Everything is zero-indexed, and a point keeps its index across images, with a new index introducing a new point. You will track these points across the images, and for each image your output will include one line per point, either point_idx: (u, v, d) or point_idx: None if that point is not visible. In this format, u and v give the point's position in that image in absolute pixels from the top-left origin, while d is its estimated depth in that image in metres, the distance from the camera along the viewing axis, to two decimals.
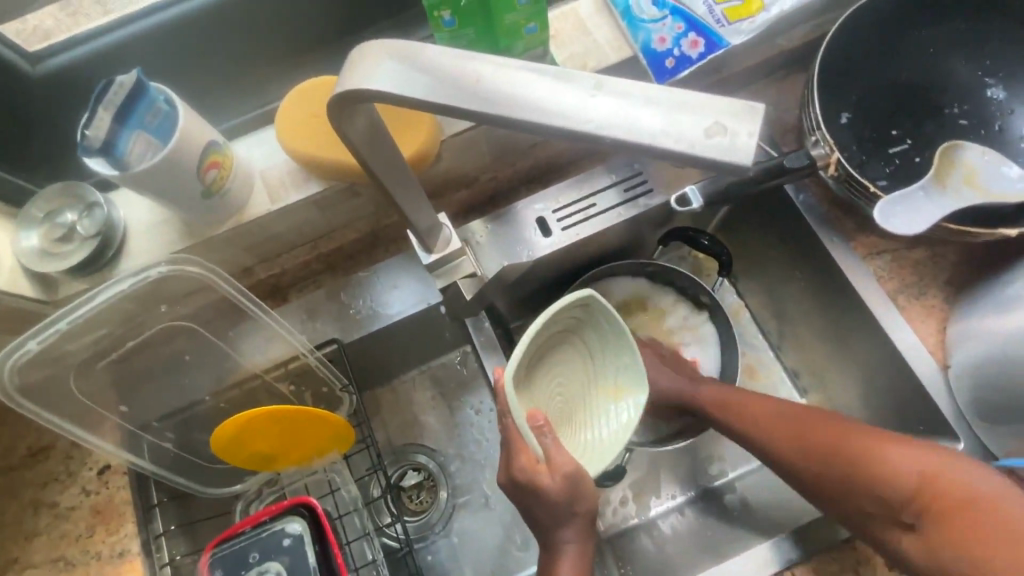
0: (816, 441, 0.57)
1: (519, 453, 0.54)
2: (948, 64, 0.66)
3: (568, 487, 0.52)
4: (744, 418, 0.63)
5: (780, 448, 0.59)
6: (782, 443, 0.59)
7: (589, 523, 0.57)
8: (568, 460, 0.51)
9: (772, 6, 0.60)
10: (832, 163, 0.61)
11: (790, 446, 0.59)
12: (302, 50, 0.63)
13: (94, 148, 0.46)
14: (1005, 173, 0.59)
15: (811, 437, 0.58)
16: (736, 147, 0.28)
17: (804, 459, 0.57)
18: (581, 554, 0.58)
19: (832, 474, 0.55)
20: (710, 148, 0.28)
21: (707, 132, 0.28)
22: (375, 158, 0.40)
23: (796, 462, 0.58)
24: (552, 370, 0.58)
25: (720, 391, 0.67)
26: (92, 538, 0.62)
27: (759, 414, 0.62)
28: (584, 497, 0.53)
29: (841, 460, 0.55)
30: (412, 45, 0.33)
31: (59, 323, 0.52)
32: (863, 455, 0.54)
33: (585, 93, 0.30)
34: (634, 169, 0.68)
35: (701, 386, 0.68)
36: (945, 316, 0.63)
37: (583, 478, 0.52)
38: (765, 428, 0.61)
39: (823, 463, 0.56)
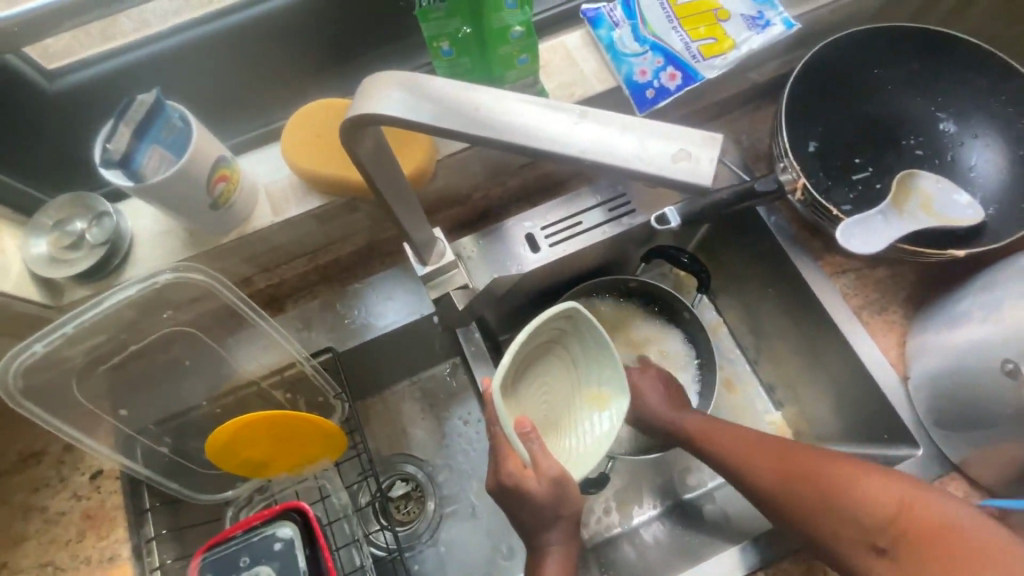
0: (796, 467, 0.59)
1: (506, 457, 0.56)
2: (904, 101, 0.72)
3: (553, 491, 0.54)
4: (723, 445, 0.64)
5: (760, 478, 0.60)
6: (761, 469, 0.60)
7: (572, 526, 0.60)
8: (549, 462, 0.53)
9: (743, 44, 0.64)
10: (799, 187, 0.65)
11: (770, 473, 0.60)
12: (308, 74, 0.67)
13: (113, 162, 0.50)
14: (957, 200, 0.64)
15: (788, 462, 0.59)
16: (699, 170, 0.31)
17: (783, 486, 0.58)
18: (565, 558, 0.60)
19: (814, 501, 0.56)
20: (677, 171, 0.31)
21: (673, 157, 0.32)
22: (378, 175, 0.44)
23: (774, 492, 0.59)
24: (537, 378, 0.61)
25: (698, 419, 0.68)
26: (83, 543, 0.63)
27: (737, 441, 0.64)
28: (570, 499, 0.56)
29: (821, 486, 0.56)
30: (418, 76, 0.37)
31: (66, 326, 0.55)
32: (841, 481, 0.56)
33: (570, 121, 0.34)
34: (618, 190, 0.73)
35: (680, 412, 0.70)
36: (904, 331, 0.68)
37: (565, 481, 0.54)
38: (742, 455, 0.63)
39: (804, 489, 0.57)
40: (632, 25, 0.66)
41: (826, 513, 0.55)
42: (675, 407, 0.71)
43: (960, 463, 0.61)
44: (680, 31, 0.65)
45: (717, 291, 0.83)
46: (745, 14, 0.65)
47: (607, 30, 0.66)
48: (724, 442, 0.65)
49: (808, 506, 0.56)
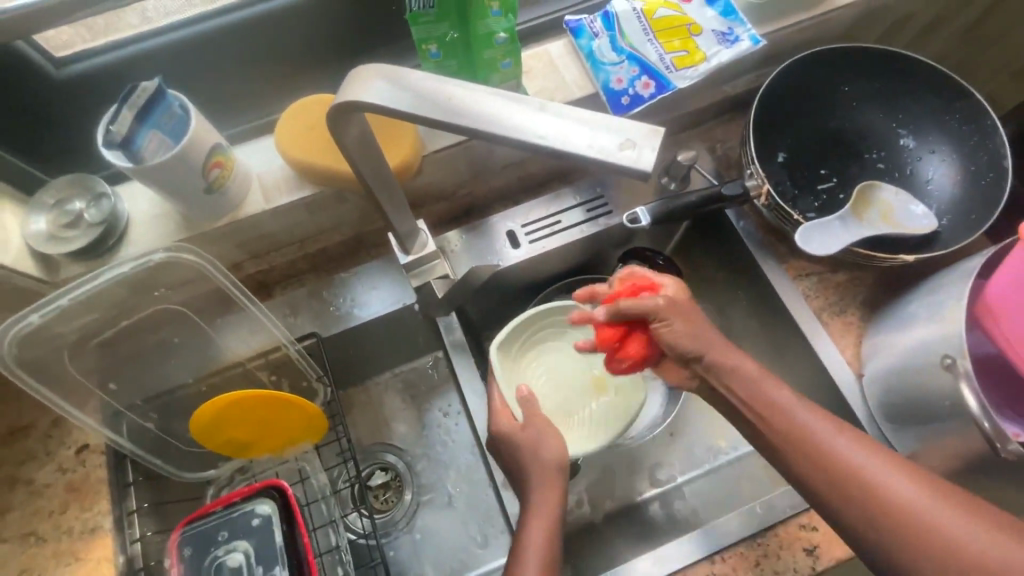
0: (907, 488, 0.48)
1: (498, 415, 0.64)
2: (867, 117, 0.76)
3: (530, 441, 0.61)
4: (816, 434, 0.52)
5: (855, 484, 0.49)
6: (862, 474, 0.49)
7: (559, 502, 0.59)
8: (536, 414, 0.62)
9: (713, 57, 0.68)
10: (764, 193, 0.69)
11: (871, 480, 0.49)
12: (305, 73, 0.71)
13: (116, 143, 0.53)
14: (913, 210, 0.69)
15: (900, 480, 0.48)
16: (642, 158, 0.35)
17: (884, 502, 0.48)
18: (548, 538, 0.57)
19: (916, 529, 0.46)
20: (622, 158, 0.35)
21: (620, 146, 0.35)
22: (364, 162, 0.47)
23: (867, 503, 0.48)
24: (544, 366, 0.72)
25: (788, 393, 0.55)
26: (66, 514, 0.64)
27: (840, 434, 0.51)
28: (547, 462, 0.60)
29: (935, 522, 0.46)
30: (400, 69, 0.40)
31: (62, 298, 0.58)
32: (909, 493, 0.47)
33: (531, 111, 0.37)
34: (597, 192, 0.77)
35: (767, 382, 0.56)
36: (861, 332, 0.72)
37: (543, 431, 0.61)
38: (803, 441, 0.52)
39: (908, 517, 0.47)
40: (610, 36, 0.70)
41: (926, 550, 0.46)
42: (757, 372, 0.57)
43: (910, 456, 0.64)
44: (656, 43, 0.69)
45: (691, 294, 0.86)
46: (716, 30, 0.69)
47: (588, 40, 0.70)
48: (817, 431, 0.52)
49: (907, 533, 0.46)
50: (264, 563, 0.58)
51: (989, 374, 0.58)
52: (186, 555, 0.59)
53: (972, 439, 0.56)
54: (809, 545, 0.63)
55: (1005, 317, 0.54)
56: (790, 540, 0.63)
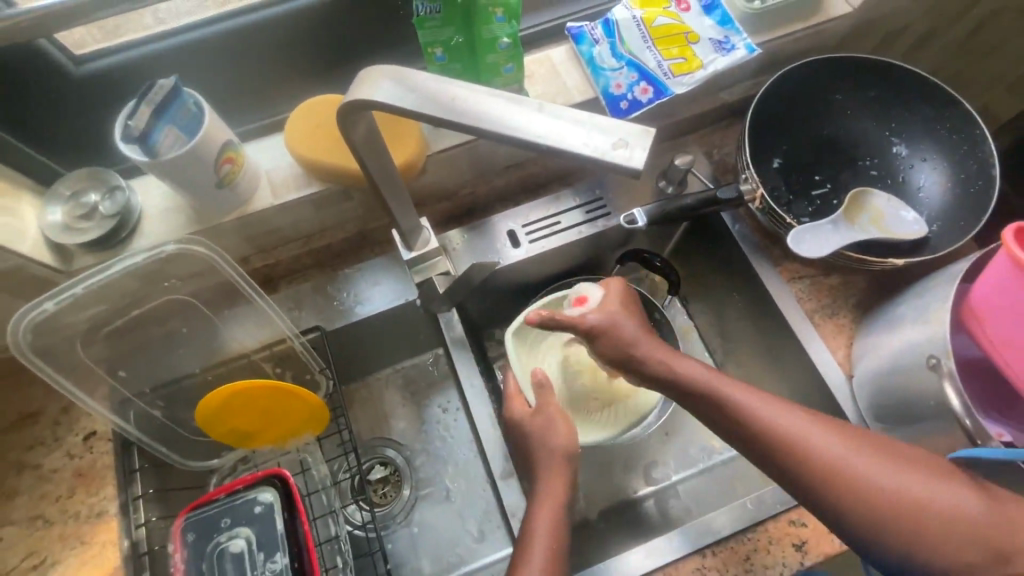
0: (865, 457, 0.51)
1: (512, 401, 0.69)
2: (861, 125, 0.78)
3: (542, 427, 0.65)
4: (770, 419, 0.54)
5: (824, 465, 0.51)
6: (826, 453, 0.51)
7: (566, 490, 0.62)
8: (548, 401, 0.66)
9: (710, 64, 0.70)
10: (758, 197, 0.71)
11: (836, 458, 0.51)
12: (314, 74, 0.73)
13: (133, 137, 0.55)
14: (904, 216, 0.70)
15: (857, 451, 0.51)
16: (633, 157, 0.36)
17: (852, 476, 0.50)
18: (552, 528, 0.58)
19: (887, 496, 0.49)
20: (615, 157, 0.37)
21: (613, 145, 0.37)
22: (371, 160, 0.49)
23: (836, 481, 0.51)
24: (561, 348, 0.76)
25: (715, 375, 0.58)
26: (73, 499, 0.66)
27: (790, 414, 0.54)
28: (553, 448, 0.64)
29: (898, 483, 0.50)
30: (405, 70, 0.43)
31: (75, 287, 0.59)
32: (837, 449, 0.52)
33: (531, 112, 0.39)
34: (595, 195, 0.79)
35: (684, 361, 0.59)
36: (853, 334, 0.73)
37: (553, 418, 0.65)
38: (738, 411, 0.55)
39: (876, 485, 0.50)
40: (610, 42, 0.72)
41: (903, 515, 0.49)
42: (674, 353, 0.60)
43: None
44: (654, 50, 0.71)
45: (688, 297, 0.88)
46: (712, 38, 0.71)
47: (588, 46, 0.73)
48: (769, 414, 0.54)
49: (881, 501, 0.49)
50: (265, 550, 0.60)
51: (974, 376, 0.59)
52: (189, 541, 0.61)
53: (957, 437, 0.57)
54: (798, 541, 0.64)
55: (989, 321, 0.55)
56: (780, 536, 0.64)
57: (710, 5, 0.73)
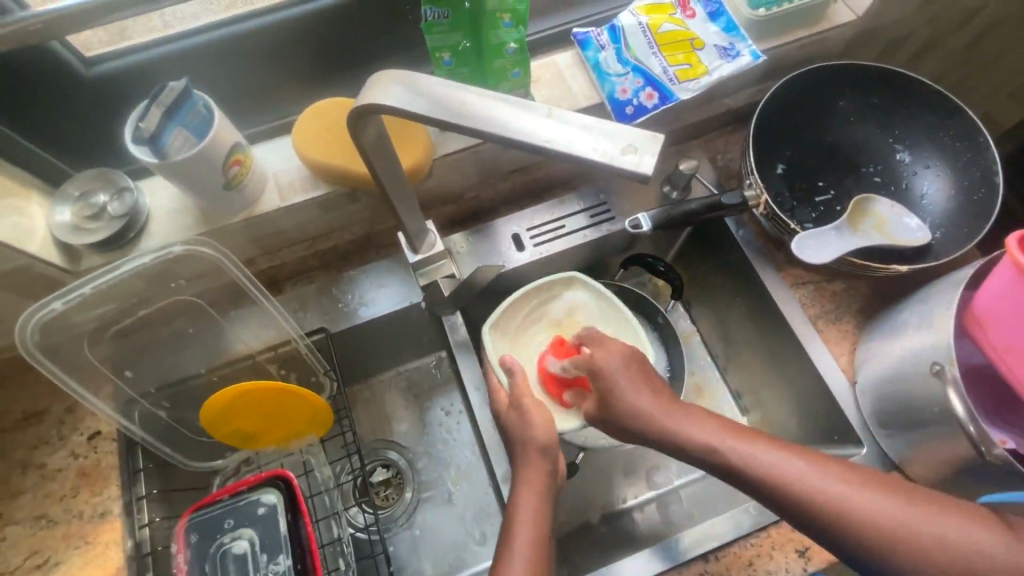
0: (895, 510, 0.45)
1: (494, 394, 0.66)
2: (864, 131, 0.78)
3: (517, 420, 0.62)
4: (783, 475, 0.49)
5: (850, 523, 0.46)
6: (851, 509, 0.46)
7: (549, 481, 0.60)
8: (523, 389, 0.63)
9: (715, 70, 0.71)
10: (762, 203, 0.71)
11: (864, 513, 0.46)
12: (322, 77, 0.74)
13: (143, 138, 0.55)
14: (907, 223, 0.70)
15: (886, 502, 0.46)
16: (641, 163, 0.37)
17: (868, 527, 0.46)
18: (536, 518, 0.57)
19: (926, 554, 0.44)
20: (622, 162, 0.37)
21: (621, 150, 0.37)
22: (381, 165, 0.50)
23: (866, 538, 0.46)
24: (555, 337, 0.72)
25: (715, 429, 0.52)
26: (77, 498, 0.66)
27: (803, 466, 0.49)
28: (530, 442, 0.61)
29: (917, 531, 0.45)
30: (414, 75, 0.43)
31: (84, 287, 0.60)
32: (846, 501, 0.47)
33: (539, 118, 0.40)
34: (600, 199, 0.80)
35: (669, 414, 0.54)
36: (856, 340, 0.73)
37: (528, 410, 0.62)
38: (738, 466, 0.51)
39: (911, 543, 0.44)
40: (616, 48, 0.73)
41: (937, 567, 0.44)
42: (657, 401, 0.56)
43: (901, 462, 0.66)
44: (660, 56, 0.71)
45: (691, 301, 0.88)
46: (717, 45, 0.71)
47: (594, 52, 0.73)
48: (781, 466, 0.49)
49: (919, 560, 0.44)
50: (269, 552, 0.60)
51: (979, 383, 0.59)
52: (192, 542, 0.60)
53: (960, 443, 0.57)
54: (801, 547, 0.64)
55: (991, 326, 0.55)
56: (783, 541, 0.64)
57: (716, 12, 0.73)
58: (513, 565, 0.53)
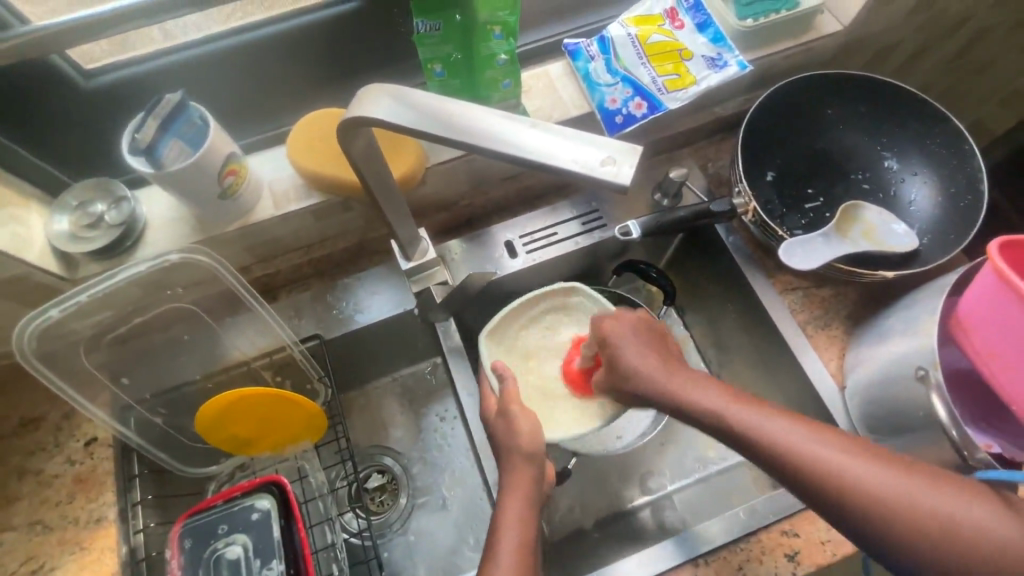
0: (888, 474, 0.46)
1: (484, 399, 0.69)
2: (853, 139, 0.79)
3: (505, 428, 0.63)
4: (783, 441, 0.50)
5: (836, 485, 0.47)
6: (841, 474, 0.47)
7: (533, 487, 0.60)
8: (512, 396, 0.64)
9: (703, 80, 0.72)
10: (750, 211, 0.72)
11: (858, 484, 0.46)
12: (318, 88, 0.75)
13: (140, 149, 0.56)
14: (895, 229, 0.71)
15: (868, 465, 0.47)
16: (620, 174, 0.38)
17: (860, 488, 0.46)
18: (522, 521, 0.57)
19: (917, 525, 0.44)
20: (603, 173, 0.38)
21: (602, 162, 0.38)
22: (370, 175, 0.51)
23: (859, 507, 0.46)
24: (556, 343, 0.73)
25: (722, 397, 0.55)
26: (72, 505, 0.67)
27: (806, 434, 0.50)
28: (514, 448, 0.62)
29: (911, 497, 0.45)
30: (403, 88, 0.44)
31: (80, 295, 0.60)
32: (842, 460, 0.48)
33: (524, 129, 0.40)
34: (592, 207, 0.81)
35: (683, 381, 0.57)
36: (845, 345, 0.74)
37: (515, 417, 0.63)
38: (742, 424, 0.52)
39: (890, 505, 0.45)
40: (606, 58, 0.74)
41: (924, 530, 0.44)
42: (670, 370, 0.59)
43: None
44: (648, 66, 0.73)
45: (684, 307, 0.89)
46: (706, 55, 0.73)
47: (584, 62, 0.74)
48: (782, 433, 0.50)
49: (912, 531, 0.44)
50: (262, 557, 0.60)
51: (963, 388, 0.60)
52: (186, 547, 0.61)
53: (944, 448, 0.58)
54: (790, 551, 0.64)
55: (975, 332, 0.56)
56: (772, 546, 0.65)
57: (703, 23, 0.74)
58: (499, 568, 0.54)
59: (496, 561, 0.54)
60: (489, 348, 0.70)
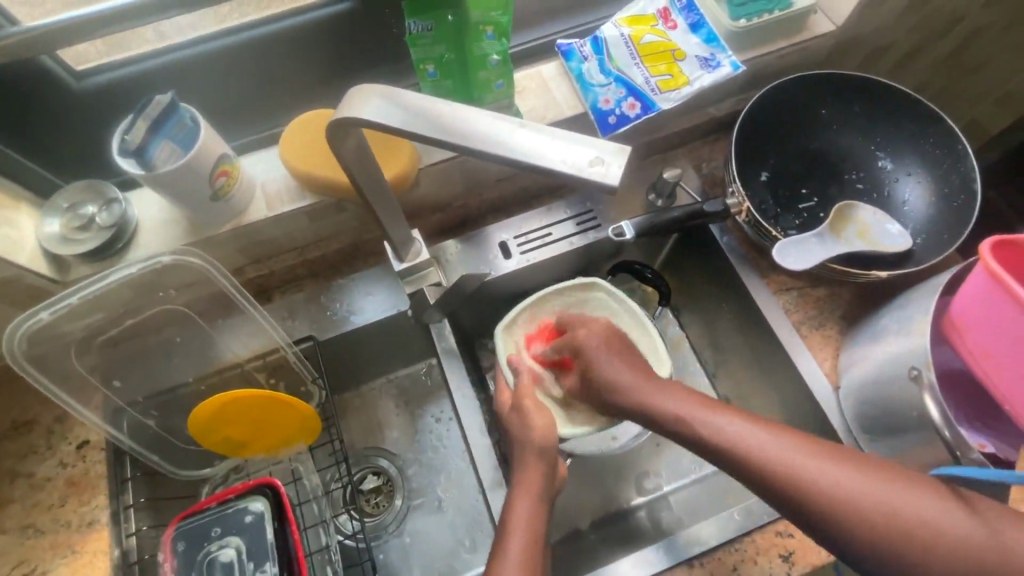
0: (861, 481, 0.46)
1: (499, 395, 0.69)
2: (848, 139, 0.80)
3: (518, 423, 0.64)
4: (745, 444, 0.50)
5: (805, 491, 0.46)
6: (810, 480, 0.46)
7: (544, 483, 0.60)
8: (525, 391, 0.66)
9: (696, 81, 0.72)
10: (744, 210, 0.72)
11: (820, 484, 0.46)
12: (310, 89, 0.75)
13: (130, 151, 0.56)
14: (889, 229, 0.71)
15: (838, 470, 0.46)
16: (609, 174, 0.38)
17: (831, 495, 0.45)
18: (530, 518, 0.57)
19: (877, 523, 0.44)
20: (591, 174, 0.38)
21: (590, 163, 0.38)
22: (362, 176, 0.51)
23: (820, 508, 0.46)
24: None
25: (684, 400, 0.55)
26: (65, 508, 0.66)
27: (767, 436, 0.50)
28: (527, 444, 0.62)
29: (883, 504, 0.44)
30: (393, 88, 0.44)
31: (71, 297, 0.61)
32: (811, 468, 0.47)
33: (514, 129, 0.40)
34: (586, 207, 0.81)
35: (650, 391, 0.57)
36: (840, 345, 0.74)
37: (528, 412, 0.64)
38: (709, 434, 0.52)
39: (862, 511, 0.45)
40: (599, 59, 0.74)
41: (898, 537, 0.44)
42: (640, 377, 0.59)
43: None
44: (642, 67, 0.73)
45: (679, 307, 0.88)
46: (699, 55, 0.73)
47: (578, 62, 0.74)
48: (742, 436, 0.50)
49: (872, 528, 0.44)
50: (255, 559, 0.60)
51: (956, 388, 0.60)
52: (179, 550, 0.60)
53: (938, 448, 0.58)
54: (785, 552, 0.64)
55: (969, 331, 0.56)
56: (767, 546, 0.65)
57: (696, 23, 0.74)
58: (506, 567, 0.52)
59: (503, 563, 0.53)
60: (507, 342, 0.71)
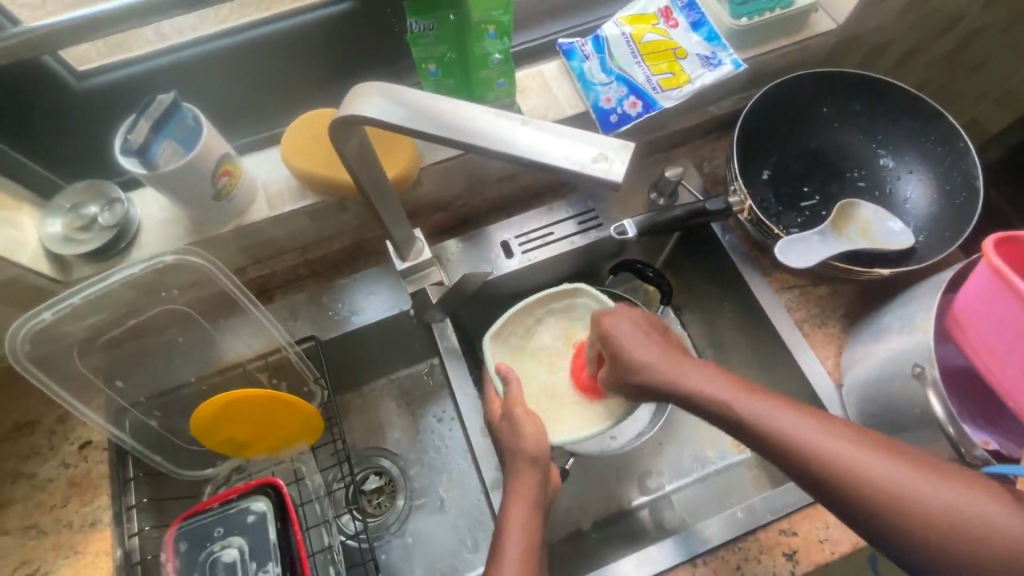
0: (898, 470, 0.45)
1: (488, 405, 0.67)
2: (849, 137, 0.80)
3: (510, 432, 0.63)
4: (791, 434, 0.49)
5: (842, 477, 0.46)
6: (847, 466, 0.46)
7: (538, 491, 0.60)
8: (515, 398, 0.64)
9: (697, 79, 0.72)
10: (746, 209, 0.72)
11: (863, 472, 0.46)
12: (312, 89, 0.75)
13: (132, 150, 0.56)
14: (891, 227, 0.71)
15: (876, 459, 0.46)
16: (613, 170, 0.38)
17: (868, 481, 0.45)
18: (527, 522, 0.57)
19: (920, 513, 0.44)
20: (595, 170, 0.38)
21: (594, 159, 0.38)
22: (364, 175, 0.51)
23: (867, 500, 0.45)
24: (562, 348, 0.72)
25: (725, 385, 0.53)
26: (67, 508, 0.66)
27: (815, 425, 0.48)
28: (519, 451, 0.61)
29: (921, 493, 0.44)
30: (395, 86, 0.44)
31: (73, 297, 0.61)
32: (849, 454, 0.47)
33: (516, 126, 0.40)
34: (588, 206, 0.81)
35: (690, 375, 0.54)
36: (842, 343, 0.74)
37: (519, 419, 0.62)
38: (748, 417, 0.50)
39: (899, 500, 0.44)
40: (600, 58, 0.74)
41: (936, 527, 0.43)
42: (677, 364, 0.55)
43: None
44: (643, 66, 0.73)
45: (681, 306, 0.88)
46: (700, 54, 0.73)
47: (579, 61, 0.74)
48: (781, 420, 0.49)
49: (915, 520, 0.44)
50: (258, 559, 0.60)
51: (960, 385, 0.60)
52: (182, 550, 0.60)
53: (940, 446, 0.58)
54: (788, 550, 0.64)
55: (972, 328, 0.56)
56: (770, 545, 0.65)
57: (697, 21, 0.74)
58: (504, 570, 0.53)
59: (501, 567, 0.53)
60: (495, 349, 0.70)
